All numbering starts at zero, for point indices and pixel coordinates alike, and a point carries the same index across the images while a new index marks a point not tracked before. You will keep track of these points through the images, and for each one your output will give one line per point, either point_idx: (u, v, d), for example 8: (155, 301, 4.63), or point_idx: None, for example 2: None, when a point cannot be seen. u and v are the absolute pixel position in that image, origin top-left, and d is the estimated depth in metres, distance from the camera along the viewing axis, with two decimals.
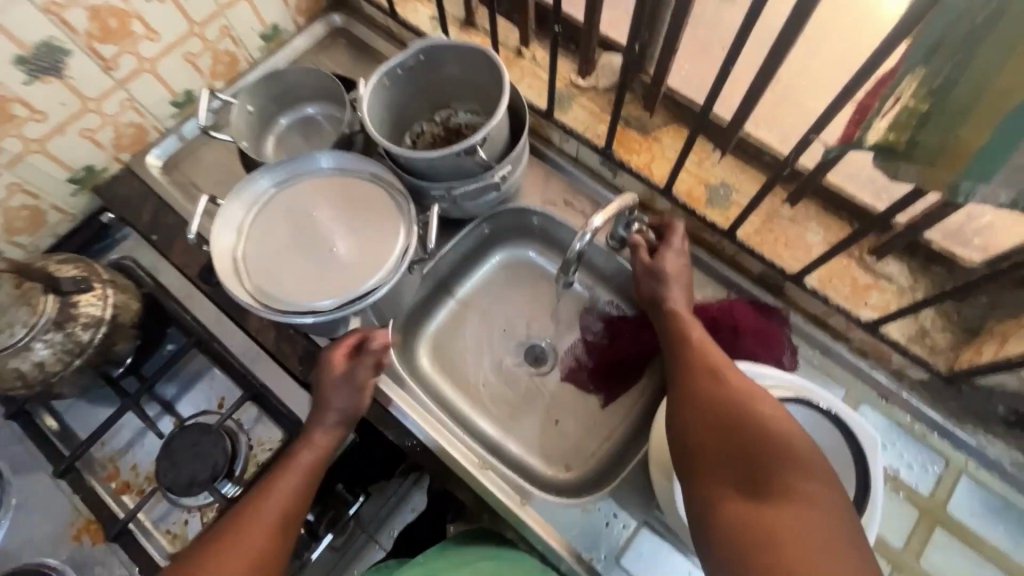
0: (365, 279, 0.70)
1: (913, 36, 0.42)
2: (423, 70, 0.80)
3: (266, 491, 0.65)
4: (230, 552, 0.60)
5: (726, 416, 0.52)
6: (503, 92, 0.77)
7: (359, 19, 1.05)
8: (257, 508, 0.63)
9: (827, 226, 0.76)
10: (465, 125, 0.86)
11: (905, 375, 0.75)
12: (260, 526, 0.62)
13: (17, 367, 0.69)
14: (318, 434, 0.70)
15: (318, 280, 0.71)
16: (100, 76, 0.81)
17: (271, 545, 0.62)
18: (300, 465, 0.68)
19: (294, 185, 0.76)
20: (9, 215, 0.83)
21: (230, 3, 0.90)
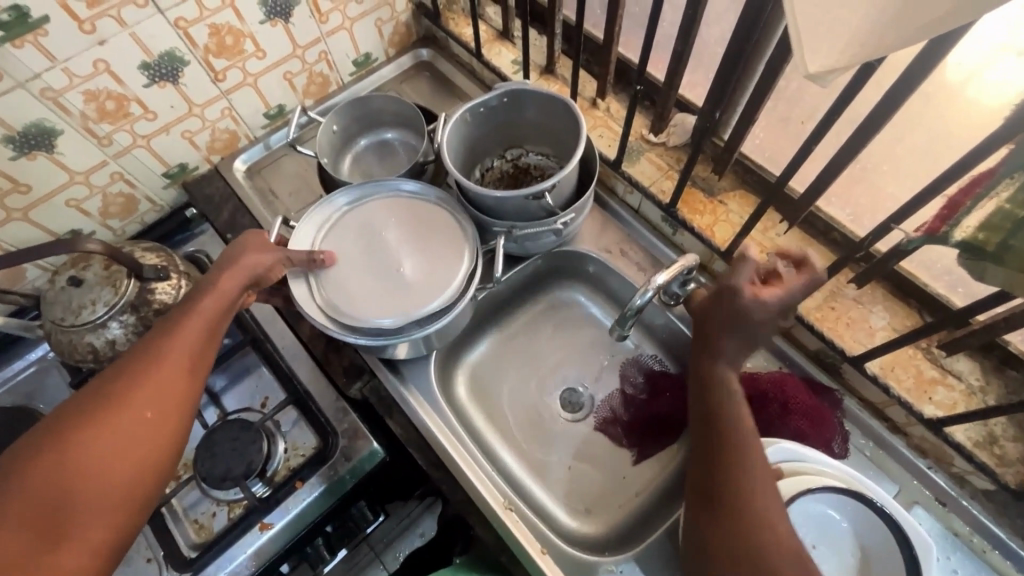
0: (429, 300, 0.72)
1: (1018, 143, 0.41)
2: (502, 111, 0.84)
3: (175, 329, 0.61)
4: (154, 372, 0.57)
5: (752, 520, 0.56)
6: (578, 141, 0.80)
7: (445, 56, 1.11)
8: (165, 346, 0.59)
9: (894, 312, 0.73)
10: (534, 166, 0.89)
11: (967, 481, 0.71)
12: (175, 362, 0.59)
13: (92, 342, 0.74)
14: (225, 278, 0.65)
15: (383, 296, 0.73)
16: (208, 86, 0.89)
17: (190, 380, 0.59)
18: (211, 299, 0.63)
19: (369, 204, 0.80)
20: (106, 200, 0.91)
21: (332, 31, 0.97)
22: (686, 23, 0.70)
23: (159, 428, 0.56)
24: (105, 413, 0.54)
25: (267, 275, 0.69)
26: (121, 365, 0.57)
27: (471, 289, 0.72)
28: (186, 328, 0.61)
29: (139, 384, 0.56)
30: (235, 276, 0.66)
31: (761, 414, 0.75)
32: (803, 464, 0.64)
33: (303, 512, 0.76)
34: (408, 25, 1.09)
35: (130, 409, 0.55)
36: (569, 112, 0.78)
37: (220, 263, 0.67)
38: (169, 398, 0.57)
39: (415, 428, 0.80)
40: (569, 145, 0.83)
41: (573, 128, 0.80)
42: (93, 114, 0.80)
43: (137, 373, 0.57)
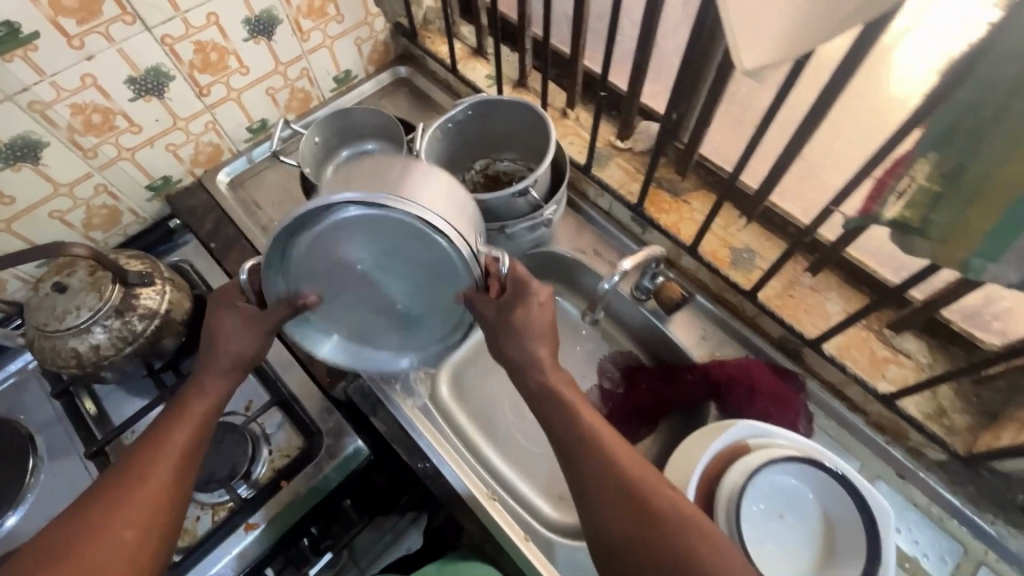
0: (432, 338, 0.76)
1: (927, 126, 0.46)
2: (470, 123, 0.88)
3: (162, 433, 0.62)
4: (131, 490, 0.58)
5: (650, 539, 0.52)
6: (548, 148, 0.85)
7: (422, 72, 1.17)
8: (150, 451, 0.60)
9: (846, 297, 0.79)
10: (505, 172, 0.94)
11: (923, 454, 0.75)
12: (159, 465, 0.60)
13: (75, 347, 0.74)
14: (209, 380, 0.66)
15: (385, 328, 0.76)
16: (193, 100, 0.92)
17: (174, 482, 0.60)
18: (195, 404, 0.65)
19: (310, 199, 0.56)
20: (90, 211, 0.92)
21: (314, 49, 1.02)
22: (644, 35, 0.76)
23: (138, 540, 0.56)
24: (87, 532, 0.55)
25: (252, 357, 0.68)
26: (105, 482, 0.59)
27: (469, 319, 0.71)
28: (169, 430, 0.62)
29: (121, 498, 0.57)
30: (222, 363, 0.67)
31: (729, 397, 0.80)
32: (766, 438, 0.67)
33: (288, 512, 0.77)
34: (386, 43, 1.14)
35: (108, 528, 0.55)
36: (537, 118, 0.84)
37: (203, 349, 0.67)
38: (151, 506, 0.58)
39: (398, 425, 0.82)
40: (541, 148, 0.88)
41: (544, 130, 0.85)
42: (79, 127, 0.82)
43: (121, 485, 0.58)
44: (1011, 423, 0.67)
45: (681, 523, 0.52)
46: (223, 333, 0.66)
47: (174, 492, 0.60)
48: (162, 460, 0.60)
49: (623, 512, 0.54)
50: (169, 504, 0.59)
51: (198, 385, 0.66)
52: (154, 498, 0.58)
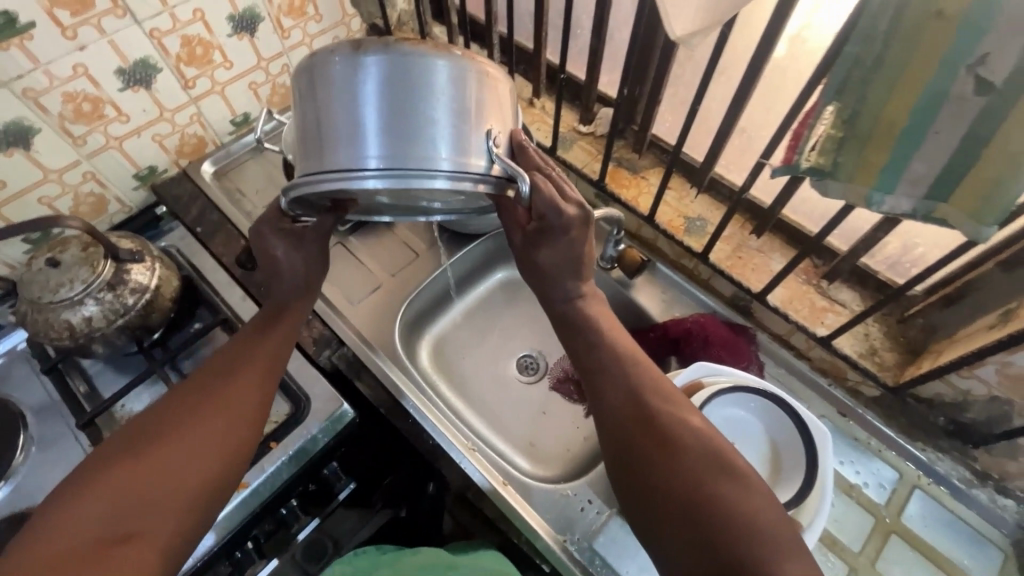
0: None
1: (827, 81, 0.55)
2: None
3: (221, 379, 0.61)
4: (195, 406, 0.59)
5: (681, 465, 0.52)
6: None
7: None
8: (208, 395, 0.60)
9: (787, 256, 0.88)
10: None
11: (861, 393, 0.84)
12: (218, 407, 0.59)
13: (68, 320, 0.78)
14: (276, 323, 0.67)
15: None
16: (179, 92, 0.97)
17: (234, 428, 0.58)
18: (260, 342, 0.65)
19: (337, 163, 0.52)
20: (78, 198, 0.96)
21: (294, 46, 1.08)
22: (597, 25, 0.85)
23: (190, 479, 0.54)
24: (141, 466, 0.53)
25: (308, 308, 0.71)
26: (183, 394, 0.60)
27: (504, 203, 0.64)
28: (229, 377, 0.61)
29: (177, 432, 0.56)
30: (283, 323, 0.68)
31: (689, 350, 0.87)
32: (718, 376, 0.75)
33: (277, 472, 0.80)
34: None
35: (164, 461, 0.53)
36: None
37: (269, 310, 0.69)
38: (211, 444, 0.56)
39: (383, 387, 0.87)
40: None
41: None
42: (70, 115, 0.87)
43: (179, 421, 0.57)
44: (931, 355, 0.76)
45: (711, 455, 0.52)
46: (284, 288, 0.70)
47: (232, 436, 0.58)
48: (219, 404, 0.59)
49: (657, 438, 0.55)
50: (229, 446, 0.57)
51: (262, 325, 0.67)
52: (211, 440, 0.56)
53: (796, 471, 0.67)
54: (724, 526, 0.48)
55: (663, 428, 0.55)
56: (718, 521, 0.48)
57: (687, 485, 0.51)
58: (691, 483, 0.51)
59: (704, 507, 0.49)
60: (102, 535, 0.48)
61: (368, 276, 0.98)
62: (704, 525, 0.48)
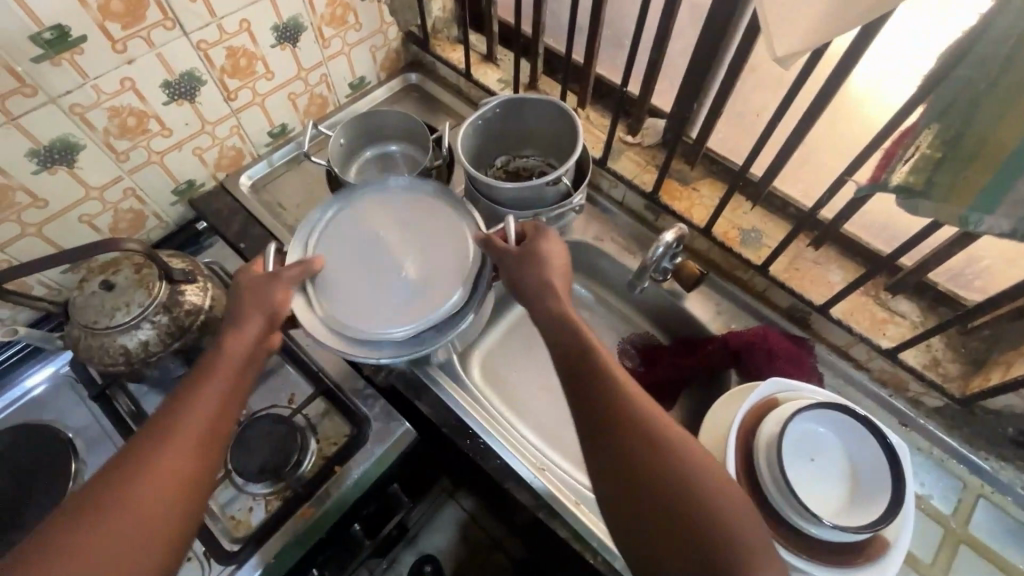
0: (446, 294, 0.79)
1: (930, 102, 0.55)
2: (496, 120, 0.94)
3: (193, 393, 0.61)
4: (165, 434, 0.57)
5: (660, 469, 0.55)
6: (573, 140, 0.91)
7: (433, 79, 1.22)
8: (183, 412, 0.59)
9: (846, 268, 0.88)
10: (526, 167, 0.99)
11: (922, 403, 0.84)
12: (197, 420, 0.59)
13: (124, 345, 0.75)
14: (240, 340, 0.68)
15: (391, 304, 0.79)
16: (221, 104, 0.94)
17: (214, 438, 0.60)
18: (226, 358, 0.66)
19: (353, 237, 0.85)
20: (117, 215, 0.92)
21: (333, 55, 1.06)
22: (658, 37, 0.84)
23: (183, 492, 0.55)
24: (129, 490, 0.53)
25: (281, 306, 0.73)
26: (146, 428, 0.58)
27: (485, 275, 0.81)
28: (209, 391, 0.62)
29: (159, 452, 0.56)
30: (250, 330, 0.69)
31: (750, 362, 0.87)
32: (792, 393, 0.75)
33: (342, 497, 0.78)
34: (398, 51, 1.19)
35: (150, 484, 0.54)
36: (561, 115, 0.90)
37: (233, 319, 0.70)
38: (182, 471, 0.56)
39: (444, 406, 0.86)
40: (563, 140, 0.94)
41: (566, 125, 0.91)
42: (115, 130, 0.83)
43: (159, 441, 0.56)
44: (998, 366, 0.77)
45: (690, 454, 0.56)
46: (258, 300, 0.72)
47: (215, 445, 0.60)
48: (196, 417, 0.59)
49: (636, 444, 0.57)
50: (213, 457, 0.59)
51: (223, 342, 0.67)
52: (194, 453, 0.57)
53: (882, 488, 0.67)
54: (705, 525, 0.51)
55: (638, 432, 0.57)
56: (698, 520, 0.52)
57: (663, 488, 0.54)
58: (668, 487, 0.54)
59: (685, 509, 0.52)
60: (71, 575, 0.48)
61: None
62: (685, 524, 0.52)
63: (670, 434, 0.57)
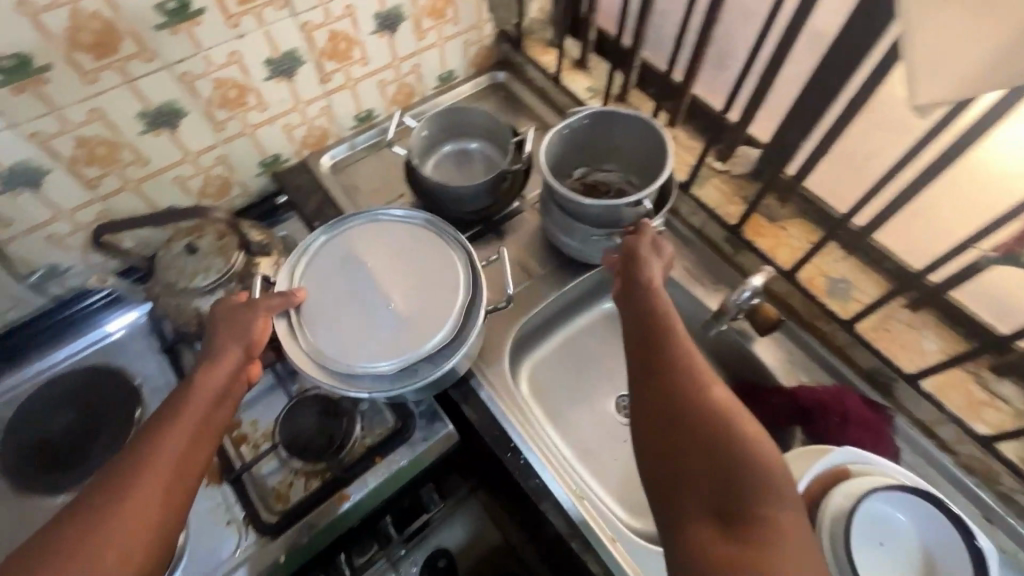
0: (432, 330, 0.73)
1: None
2: (579, 131, 0.91)
3: (155, 442, 0.55)
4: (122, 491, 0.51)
5: (722, 458, 0.52)
6: (660, 160, 0.88)
7: (519, 78, 1.17)
8: (140, 463, 0.53)
9: (944, 337, 0.81)
10: (602, 181, 0.96)
11: (1015, 501, 0.75)
12: (155, 479, 0.53)
13: (199, 308, 0.78)
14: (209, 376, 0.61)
15: (374, 336, 0.73)
16: (316, 85, 0.96)
17: (176, 494, 0.54)
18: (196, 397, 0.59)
19: (338, 265, 0.79)
20: (207, 181, 0.96)
21: (428, 47, 1.06)
22: (771, 64, 0.79)
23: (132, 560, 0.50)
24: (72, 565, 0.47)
25: (259, 338, 0.67)
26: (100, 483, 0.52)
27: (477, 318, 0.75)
28: (172, 440, 0.55)
29: (117, 514, 0.50)
30: (226, 363, 0.63)
31: (821, 425, 0.81)
32: (868, 465, 0.69)
33: (379, 488, 0.78)
34: (490, 48, 1.16)
35: (110, 550, 0.49)
36: (651, 134, 0.87)
37: (208, 352, 0.64)
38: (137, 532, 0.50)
39: (489, 414, 0.85)
40: (648, 159, 0.91)
41: (655, 145, 0.88)
42: (217, 101, 0.87)
43: (119, 497, 0.51)
44: None
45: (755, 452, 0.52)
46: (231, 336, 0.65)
47: (174, 498, 0.54)
48: (153, 471, 0.53)
49: (701, 430, 0.54)
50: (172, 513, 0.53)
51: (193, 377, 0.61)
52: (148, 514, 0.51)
53: None
54: (757, 522, 0.49)
55: (703, 420, 0.55)
56: (754, 519, 0.49)
57: (722, 478, 0.52)
58: (730, 479, 0.51)
59: (744, 502, 0.50)
60: None
61: None
62: (738, 519, 0.50)
63: (737, 427, 0.54)
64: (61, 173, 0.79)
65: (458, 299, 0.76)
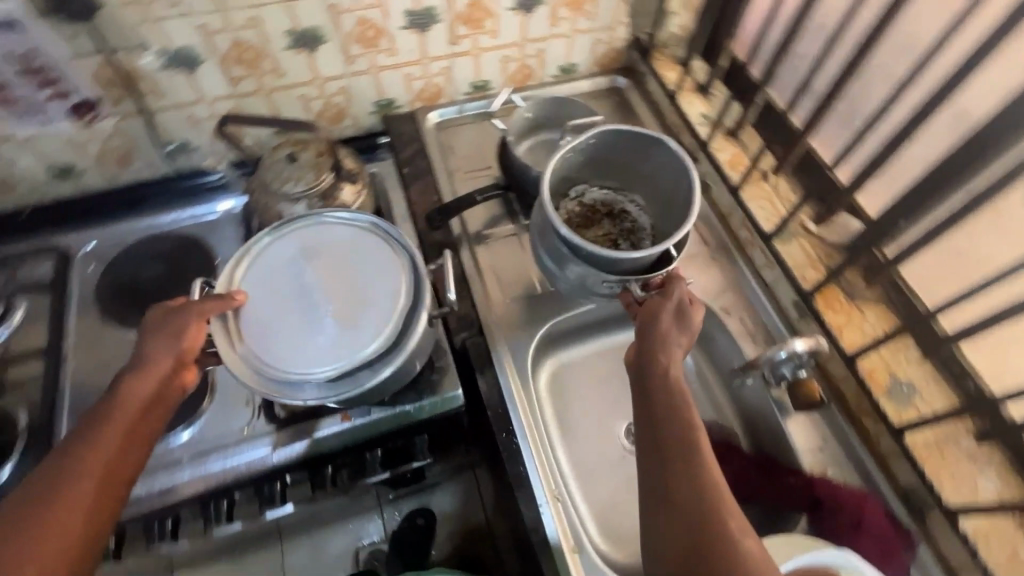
0: (367, 340, 0.71)
1: None
2: (592, 150, 0.88)
3: (86, 445, 0.59)
4: (49, 495, 0.56)
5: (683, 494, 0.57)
6: (680, 196, 0.86)
7: (639, 90, 1.18)
8: (72, 464, 0.58)
9: (1007, 481, 0.72)
10: (600, 201, 0.96)
11: None
12: (86, 479, 0.57)
13: (282, 210, 0.87)
14: (133, 382, 0.64)
15: (308, 344, 0.71)
16: (444, 45, 1.02)
17: (112, 486, 0.59)
18: (125, 402, 0.63)
19: (280, 267, 0.77)
20: (325, 105, 1.05)
21: (557, 36, 1.08)
22: (901, 134, 0.73)
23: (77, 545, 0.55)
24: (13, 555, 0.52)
25: (192, 343, 0.69)
26: (25, 490, 0.56)
27: (418, 323, 0.74)
28: (97, 442, 0.60)
29: (44, 516, 0.54)
30: (156, 372, 0.66)
31: (832, 523, 0.76)
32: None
33: (380, 420, 0.84)
34: (619, 52, 1.16)
35: (39, 553, 0.53)
36: (677, 170, 0.84)
37: (139, 357, 0.66)
38: (62, 531, 0.55)
39: (498, 391, 0.87)
40: (666, 189, 0.89)
41: (677, 178, 0.85)
42: (354, 37, 0.95)
43: (43, 502, 0.55)
44: None
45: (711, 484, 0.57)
46: (156, 348, 0.67)
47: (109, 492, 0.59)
48: (82, 473, 0.57)
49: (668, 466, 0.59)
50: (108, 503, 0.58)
51: (120, 384, 0.64)
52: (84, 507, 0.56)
53: None
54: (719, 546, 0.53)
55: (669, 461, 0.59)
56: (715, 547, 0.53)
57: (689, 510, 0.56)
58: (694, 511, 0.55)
59: (706, 534, 0.54)
60: None
61: (528, 279, 0.97)
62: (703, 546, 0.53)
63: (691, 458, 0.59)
64: (211, 65, 0.91)
65: (398, 306, 0.74)
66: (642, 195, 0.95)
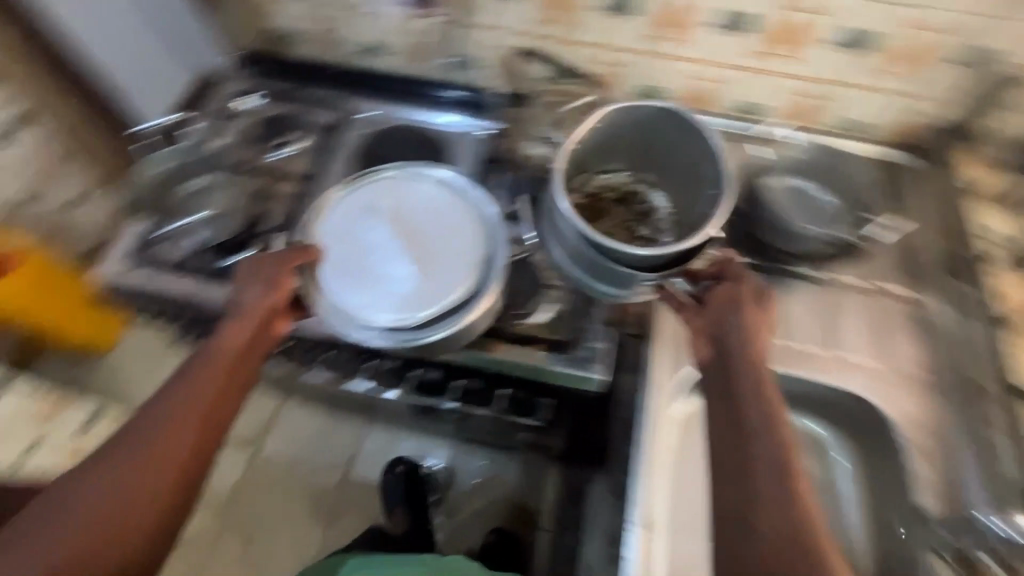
0: (446, 289, 0.86)
1: None
2: (614, 130, 0.93)
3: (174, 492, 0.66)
4: (162, 436, 0.66)
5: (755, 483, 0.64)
6: (705, 183, 0.92)
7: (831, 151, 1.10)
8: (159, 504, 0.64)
9: None
10: (606, 178, 1.02)
11: None
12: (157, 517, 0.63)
13: None
14: (240, 309, 0.78)
15: (387, 289, 0.86)
16: (643, 37, 1.02)
17: (207, 434, 0.69)
18: (229, 338, 0.75)
19: (356, 221, 0.92)
20: (507, 67, 1.12)
21: (763, 69, 1.02)
22: None
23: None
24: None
25: (281, 299, 0.80)
26: (130, 430, 0.66)
27: (495, 273, 0.87)
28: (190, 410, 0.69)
29: (151, 442, 0.65)
30: (253, 321, 0.77)
31: None
32: None
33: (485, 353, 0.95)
34: (815, 107, 1.07)
35: (139, 470, 0.63)
36: (709, 161, 0.89)
37: (239, 307, 0.78)
38: (162, 463, 0.64)
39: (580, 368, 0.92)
40: (693, 182, 0.95)
41: (711, 174, 0.89)
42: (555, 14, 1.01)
43: (151, 441, 0.65)
44: None
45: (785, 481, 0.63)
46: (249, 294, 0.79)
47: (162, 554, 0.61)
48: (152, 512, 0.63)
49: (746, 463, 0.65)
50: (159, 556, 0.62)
51: (222, 329, 0.75)
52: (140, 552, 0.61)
53: None
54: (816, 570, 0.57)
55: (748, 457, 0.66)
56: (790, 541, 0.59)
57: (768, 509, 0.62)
58: (778, 513, 0.61)
59: (777, 522, 0.61)
60: (76, 557, 0.58)
61: None
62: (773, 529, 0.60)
63: (754, 446, 0.66)
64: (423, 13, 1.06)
65: (473, 257, 0.89)
66: (654, 174, 1.01)
